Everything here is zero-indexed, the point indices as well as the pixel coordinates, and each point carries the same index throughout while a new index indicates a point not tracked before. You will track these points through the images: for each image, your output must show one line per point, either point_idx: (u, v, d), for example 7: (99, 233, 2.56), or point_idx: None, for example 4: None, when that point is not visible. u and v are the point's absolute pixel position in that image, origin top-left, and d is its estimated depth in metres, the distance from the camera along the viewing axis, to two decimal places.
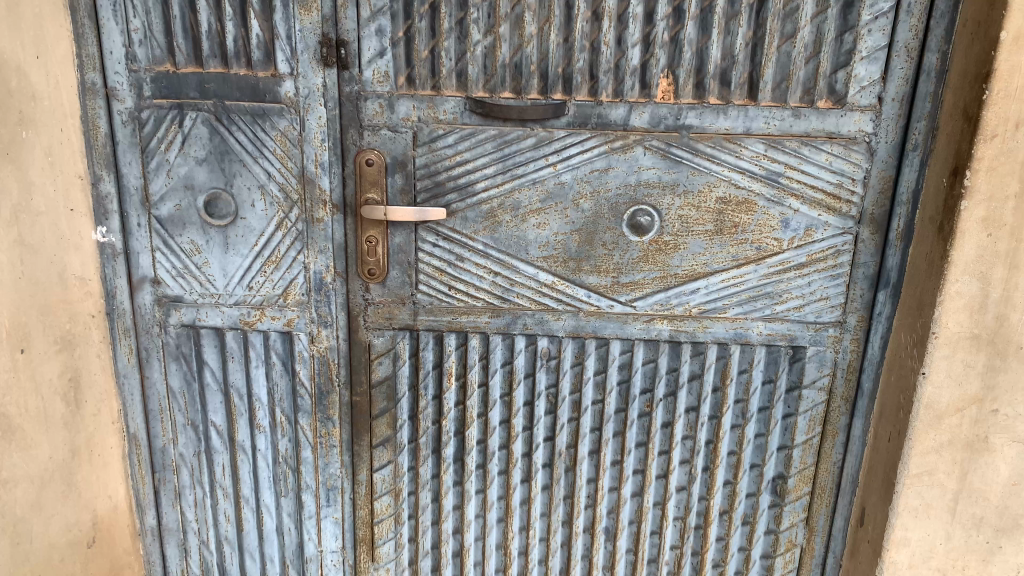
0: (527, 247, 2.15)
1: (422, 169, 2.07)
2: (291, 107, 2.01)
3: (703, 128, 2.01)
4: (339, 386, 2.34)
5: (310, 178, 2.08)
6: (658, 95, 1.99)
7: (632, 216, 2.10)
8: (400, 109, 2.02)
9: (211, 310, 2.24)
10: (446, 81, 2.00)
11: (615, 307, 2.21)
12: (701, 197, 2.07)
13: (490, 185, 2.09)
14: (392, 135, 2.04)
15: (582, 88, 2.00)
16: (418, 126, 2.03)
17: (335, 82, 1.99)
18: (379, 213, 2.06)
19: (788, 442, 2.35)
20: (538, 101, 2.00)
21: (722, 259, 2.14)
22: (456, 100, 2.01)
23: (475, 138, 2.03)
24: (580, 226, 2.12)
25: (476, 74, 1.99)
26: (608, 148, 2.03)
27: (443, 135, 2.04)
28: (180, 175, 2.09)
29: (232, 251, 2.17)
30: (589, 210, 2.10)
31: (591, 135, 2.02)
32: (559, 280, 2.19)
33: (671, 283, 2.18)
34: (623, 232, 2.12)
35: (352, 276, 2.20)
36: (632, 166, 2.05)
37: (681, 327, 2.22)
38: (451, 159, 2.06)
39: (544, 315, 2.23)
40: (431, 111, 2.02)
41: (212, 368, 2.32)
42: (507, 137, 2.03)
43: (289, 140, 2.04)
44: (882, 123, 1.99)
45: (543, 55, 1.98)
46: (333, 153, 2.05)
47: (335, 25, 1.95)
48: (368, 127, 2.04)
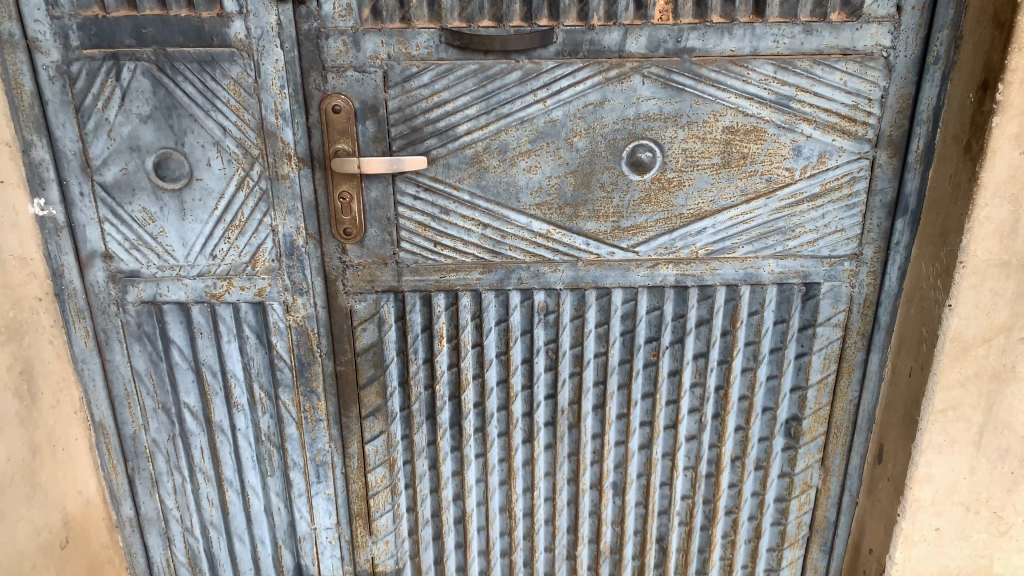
0: (518, 195, 1.97)
1: (396, 114, 1.86)
2: (243, 51, 1.76)
3: (706, 51, 1.80)
4: (321, 356, 2.16)
5: (271, 130, 1.85)
6: (655, 16, 1.77)
7: (632, 152, 1.90)
8: (367, 46, 1.79)
9: (173, 284, 2.03)
10: (417, 12, 1.77)
11: (616, 254, 2.04)
12: (707, 128, 1.88)
13: (473, 128, 1.88)
14: (359, 76, 1.81)
15: (570, 12, 1.77)
16: (388, 64, 1.81)
17: (291, 19, 1.75)
18: (353, 165, 1.85)
19: (802, 383, 2.23)
20: (522, 29, 1.78)
21: (730, 195, 1.97)
22: (430, 32, 1.78)
23: (454, 75, 1.82)
24: (575, 168, 1.93)
25: (451, 1, 1.76)
26: (602, 79, 1.83)
27: (417, 73, 1.81)
28: (123, 136, 1.85)
29: (190, 217, 1.95)
30: (584, 149, 1.90)
31: (583, 64, 1.81)
32: (555, 228, 2.01)
33: (676, 225, 2.01)
34: (622, 171, 1.93)
35: (326, 239, 2.00)
36: (629, 98, 1.84)
37: (687, 271, 2.06)
38: (428, 101, 1.85)
39: (539, 267, 2.06)
40: (402, 47, 1.79)
41: (180, 346, 2.13)
42: (489, 72, 1.82)
43: (243, 88, 1.80)
44: (901, 34, 1.80)
45: None
46: (295, 101, 1.82)
47: None
48: (331, 69, 1.80)
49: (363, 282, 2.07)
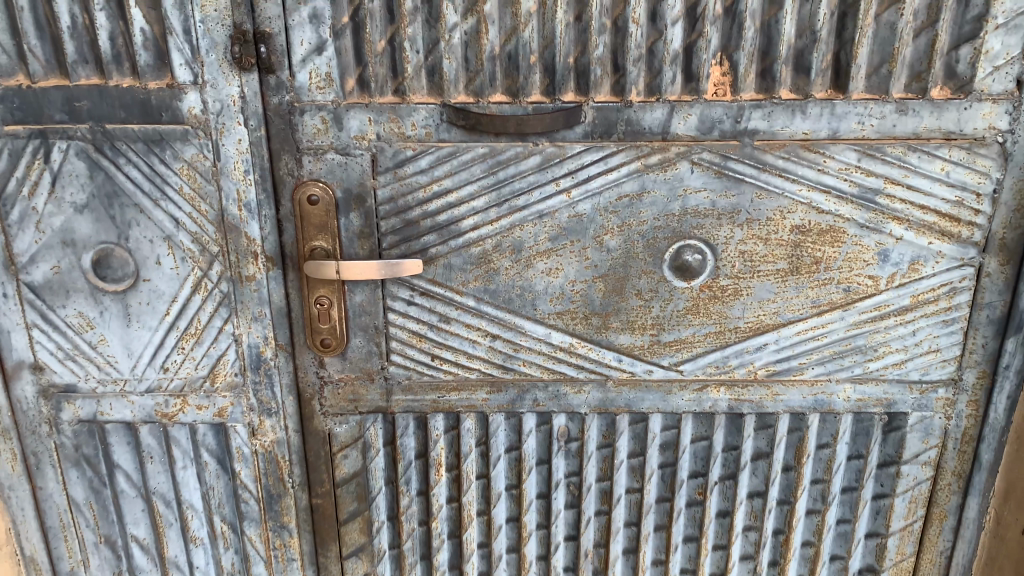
0: (535, 301, 1.58)
1: (387, 205, 1.51)
2: (198, 128, 1.44)
3: (772, 133, 1.44)
4: (294, 488, 1.79)
5: (232, 223, 1.51)
6: (709, 90, 1.43)
7: (676, 254, 1.53)
8: (351, 124, 1.45)
9: (116, 401, 1.68)
10: (413, 83, 1.43)
11: (655, 373, 1.65)
12: (772, 226, 1.51)
13: (481, 222, 1.53)
14: (342, 160, 1.48)
15: (603, 84, 1.43)
16: (378, 146, 1.47)
17: (257, 92, 1.42)
18: (331, 271, 1.50)
19: (881, 530, 1.81)
20: (543, 105, 1.44)
21: (799, 307, 1.59)
22: (428, 108, 1.44)
23: (457, 160, 1.47)
24: (605, 272, 1.55)
25: (455, 71, 1.42)
26: (640, 165, 1.47)
27: (412, 157, 1.47)
28: (55, 228, 1.52)
29: (136, 323, 1.60)
30: (617, 248, 1.53)
31: (617, 149, 1.46)
32: (580, 341, 1.62)
33: (730, 341, 1.62)
34: (665, 276, 1.55)
35: (301, 351, 1.64)
36: (674, 189, 1.48)
37: (743, 396, 1.68)
38: (426, 189, 1.50)
39: (560, 387, 1.67)
40: (394, 125, 1.45)
41: (127, 471, 1.76)
42: (501, 157, 1.47)
43: (199, 172, 1.48)
44: (1021, 116, 1.43)
45: (546, 40, 1.41)
46: (262, 189, 1.48)
47: (251, 12, 1.37)
48: (307, 151, 1.47)
49: (344, 402, 1.70)
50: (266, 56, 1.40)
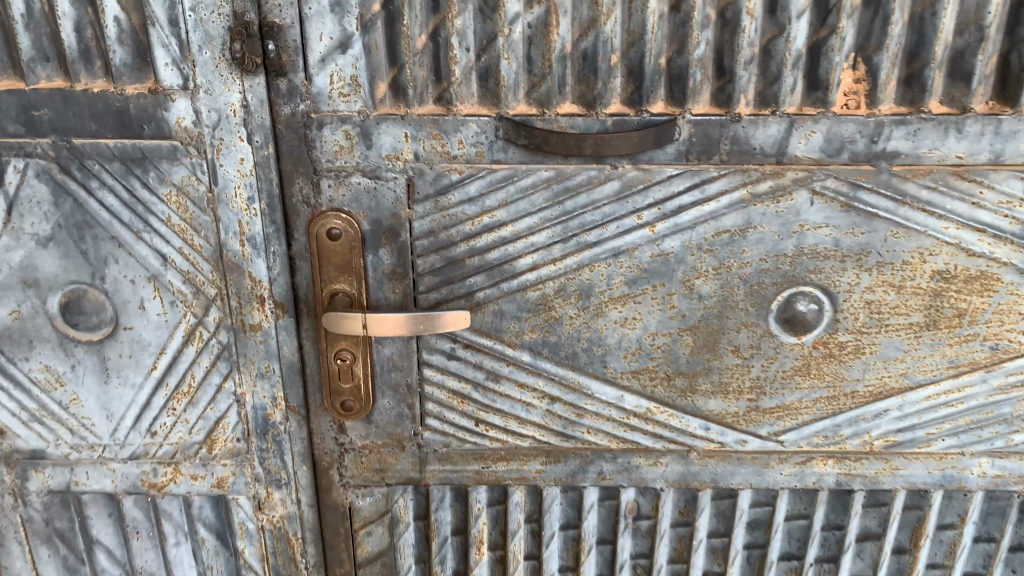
0: (605, 358, 1.27)
1: (424, 240, 1.22)
2: (189, 144, 1.14)
3: (916, 157, 1.13)
4: (308, 570, 1.48)
5: (233, 262, 1.21)
6: (837, 102, 1.12)
7: (786, 303, 1.22)
8: (383, 141, 1.15)
9: (94, 469, 1.39)
10: (460, 90, 1.12)
11: (750, 444, 1.34)
12: (908, 271, 1.20)
13: (541, 260, 1.23)
14: (370, 184, 1.18)
15: (702, 92, 1.12)
16: (415, 169, 1.17)
17: (265, 100, 1.12)
18: (354, 329, 1.20)
19: None
20: (626, 119, 1.13)
21: (932, 367, 1.27)
22: (480, 122, 1.13)
23: (514, 185, 1.17)
24: (695, 323, 1.24)
25: (515, 74, 1.11)
26: (745, 194, 1.17)
27: (458, 183, 1.17)
28: (14, 266, 1.23)
29: (116, 380, 1.31)
30: (711, 295, 1.22)
31: (717, 175, 1.15)
32: (659, 406, 1.31)
33: (844, 407, 1.31)
34: (770, 329, 1.24)
35: (316, 413, 1.34)
36: (786, 224, 1.18)
37: (855, 470, 1.36)
38: (473, 221, 1.20)
39: (631, 458, 1.36)
40: (437, 143, 1.15)
41: (109, 547, 1.46)
42: (570, 183, 1.17)
43: (191, 199, 1.17)
44: None
45: (633, 36, 1.10)
46: (269, 221, 1.19)
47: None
48: (326, 174, 1.17)
49: (366, 471, 1.39)
50: (269, 57, 1.08)
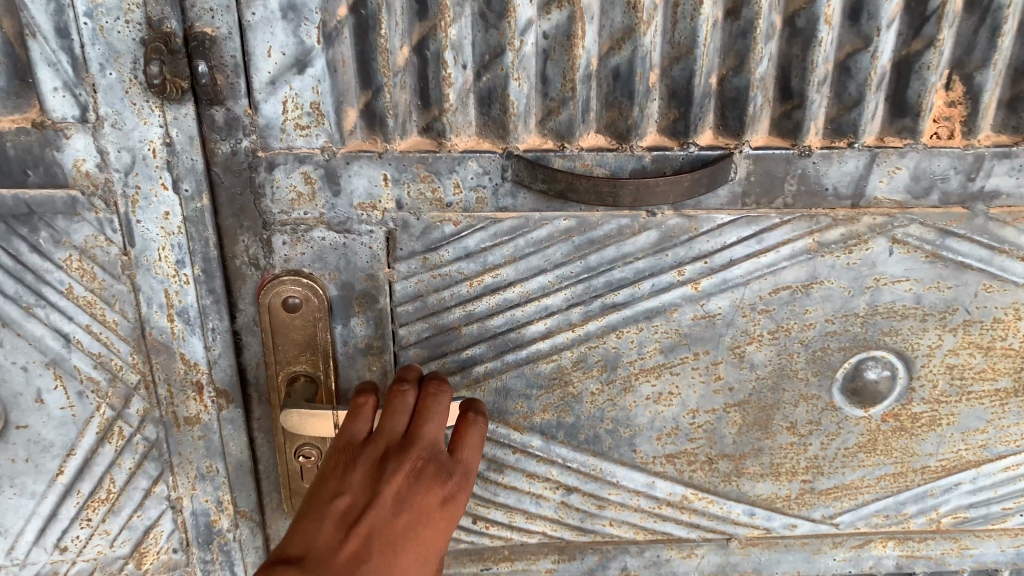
0: (633, 440, 1.04)
1: (408, 305, 0.96)
2: (93, 193, 0.85)
3: (1020, 197, 0.92)
4: None
5: (160, 341, 0.94)
6: (927, 132, 0.89)
7: (854, 370, 1.00)
8: (355, 185, 0.89)
9: None
10: (455, 119, 0.87)
11: (800, 527, 1.12)
12: (998, 330, 0.99)
13: (557, 326, 0.98)
14: (339, 240, 0.92)
15: (761, 119, 0.89)
16: (399, 219, 0.91)
17: (195, 134, 0.84)
18: (324, 425, 0.92)
19: None
20: (670, 154, 0.88)
21: (1017, 437, 1.06)
22: (483, 159, 0.88)
23: (525, 238, 0.92)
24: (745, 398, 1.01)
25: (527, 98, 0.86)
26: (810, 244, 0.94)
27: (453, 236, 0.92)
28: None
29: (9, 490, 1.00)
30: (766, 363, 1.00)
31: (779, 221, 0.93)
32: (697, 493, 1.08)
33: (911, 483, 1.09)
34: (834, 400, 1.02)
35: (274, 516, 1.09)
36: (858, 279, 0.96)
37: (918, 551, 1.17)
38: (472, 282, 0.95)
39: (661, 550, 1.14)
40: (426, 188, 0.89)
41: None
42: (596, 233, 0.92)
43: (99, 263, 0.89)
44: None
45: (678, 49, 0.85)
46: (207, 289, 0.91)
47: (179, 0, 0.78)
48: (279, 228, 0.90)
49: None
50: (202, 81, 0.79)
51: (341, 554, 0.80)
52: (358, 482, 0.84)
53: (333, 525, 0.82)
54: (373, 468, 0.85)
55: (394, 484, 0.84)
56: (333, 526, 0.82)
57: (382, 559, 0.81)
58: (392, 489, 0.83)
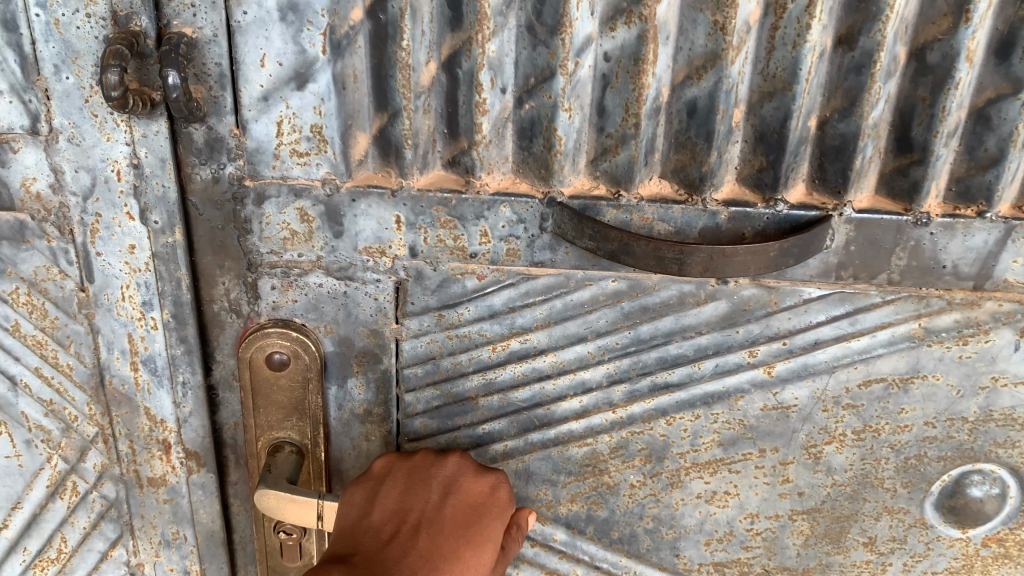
0: (677, 542, 0.87)
1: (418, 368, 0.80)
2: (45, 217, 0.71)
3: None
4: None
5: (120, 392, 0.79)
6: None
7: (958, 487, 0.83)
8: (360, 225, 0.73)
9: None
10: (488, 153, 0.70)
11: None
12: None
13: (594, 404, 0.81)
14: (338, 287, 0.76)
15: (868, 175, 0.71)
16: (412, 268, 0.75)
17: (167, 155, 0.69)
18: (306, 514, 0.75)
19: None
20: (751, 212, 0.71)
21: None
22: (519, 204, 0.71)
23: (564, 300, 0.76)
24: (816, 505, 0.84)
25: (577, 133, 0.70)
26: (915, 330, 0.76)
27: (476, 293, 0.76)
28: None
29: None
30: (846, 468, 0.83)
31: (879, 302, 0.75)
32: None
33: None
34: (930, 520, 0.85)
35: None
36: (971, 376, 0.78)
37: None
38: (496, 346, 0.78)
39: None
40: (446, 233, 0.72)
41: None
42: (650, 302, 0.75)
43: (51, 299, 0.75)
44: None
45: (772, 83, 0.68)
46: (177, 337, 0.77)
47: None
48: (267, 270, 0.76)
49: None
50: (172, 95, 0.63)
51: (393, 545, 0.73)
52: (407, 477, 0.77)
53: (383, 518, 0.75)
54: (423, 466, 0.78)
55: (443, 483, 0.77)
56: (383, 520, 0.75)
57: (432, 554, 0.73)
58: (441, 487, 0.77)
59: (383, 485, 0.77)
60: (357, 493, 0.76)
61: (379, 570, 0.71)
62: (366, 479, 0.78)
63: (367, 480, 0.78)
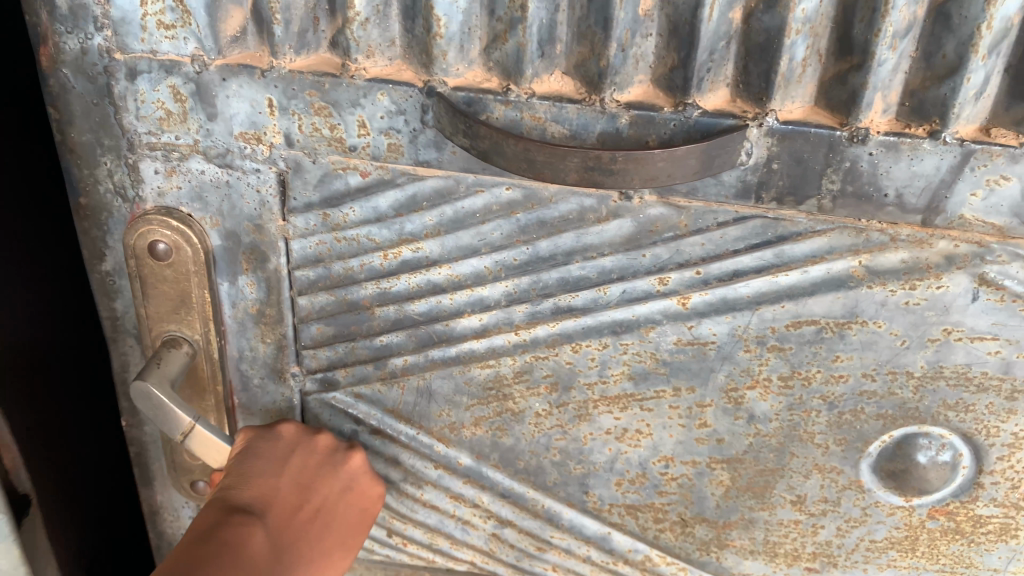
0: (586, 479, 0.82)
1: (309, 271, 0.76)
2: None
3: None
4: None
5: None
6: None
7: (903, 452, 0.73)
8: (234, 107, 0.67)
9: None
10: (366, 34, 0.63)
11: None
12: None
13: (495, 323, 0.76)
14: (222, 176, 0.72)
15: (801, 81, 0.60)
16: (292, 162, 0.70)
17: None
18: (174, 424, 0.75)
19: None
20: (656, 117, 0.62)
21: None
22: (398, 94, 0.64)
23: (454, 207, 0.69)
24: (737, 455, 0.77)
25: (462, 15, 0.61)
26: (855, 269, 0.66)
27: (360, 194, 0.70)
28: None
29: None
30: (771, 418, 0.74)
31: (808, 234, 0.65)
32: (664, 555, 0.86)
33: None
34: (869, 485, 0.76)
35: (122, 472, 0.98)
36: (919, 327, 0.67)
37: None
38: (386, 253, 0.73)
39: None
40: (322, 122, 0.67)
41: None
42: (545, 217, 0.68)
43: None
44: None
45: None
46: None
47: None
48: (147, 152, 0.71)
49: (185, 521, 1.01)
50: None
51: (298, 520, 0.72)
52: (319, 458, 0.76)
53: (282, 486, 0.72)
54: (328, 450, 0.77)
55: (349, 477, 0.77)
56: (289, 491, 0.73)
57: (323, 543, 0.74)
58: (346, 481, 0.77)
59: (296, 454, 0.75)
60: (263, 454, 0.73)
61: (286, 545, 0.70)
62: (271, 439, 0.74)
63: (269, 442, 0.74)
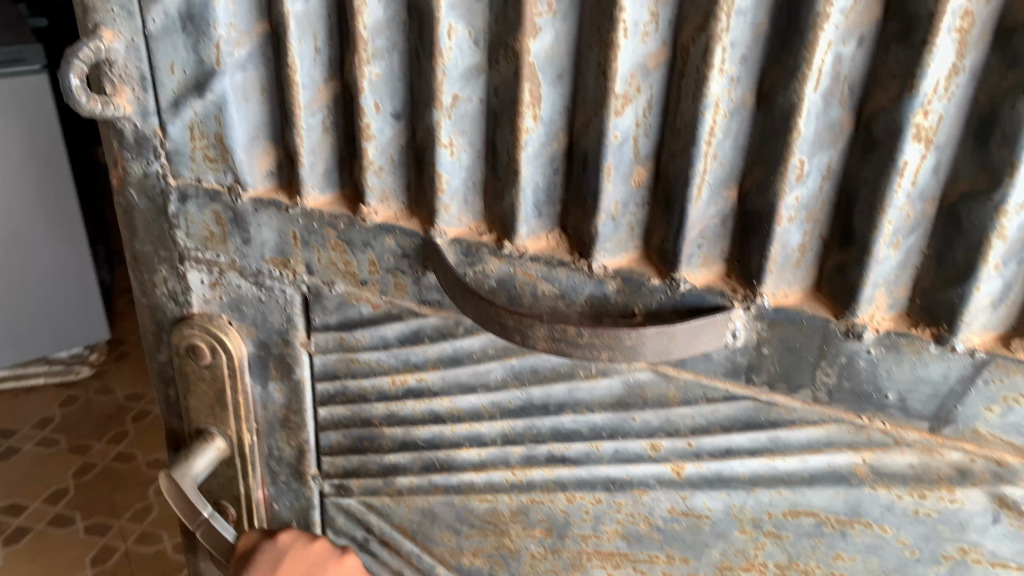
0: None
1: (330, 385, 0.80)
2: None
3: None
4: None
5: None
6: None
7: None
8: (264, 235, 0.73)
9: None
10: (379, 181, 0.66)
11: None
12: None
13: (492, 461, 0.76)
14: (257, 293, 0.77)
15: (801, 266, 0.56)
16: (313, 287, 0.74)
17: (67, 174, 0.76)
18: (189, 515, 0.80)
19: None
20: (644, 287, 0.61)
21: None
22: (405, 240, 0.67)
23: (453, 345, 0.71)
24: None
25: (465, 172, 0.63)
26: (857, 466, 0.60)
27: (372, 320, 0.73)
28: None
29: None
30: None
31: (803, 423, 0.60)
32: None
33: None
34: None
35: None
36: (931, 540, 0.60)
37: None
38: (393, 379, 0.76)
39: None
40: (337, 257, 0.71)
41: None
42: (539, 368, 0.68)
43: None
44: None
45: (677, 139, 0.55)
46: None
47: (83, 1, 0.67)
48: (194, 264, 0.78)
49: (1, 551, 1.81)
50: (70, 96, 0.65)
51: None
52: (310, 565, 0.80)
53: None
54: (319, 558, 0.81)
55: None
56: None
57: None
58: None
59: (288, 563, 0.80)
60: (255, 561, 0.79)
61: None
62: (266, 546, 0.80)
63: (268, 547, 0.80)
